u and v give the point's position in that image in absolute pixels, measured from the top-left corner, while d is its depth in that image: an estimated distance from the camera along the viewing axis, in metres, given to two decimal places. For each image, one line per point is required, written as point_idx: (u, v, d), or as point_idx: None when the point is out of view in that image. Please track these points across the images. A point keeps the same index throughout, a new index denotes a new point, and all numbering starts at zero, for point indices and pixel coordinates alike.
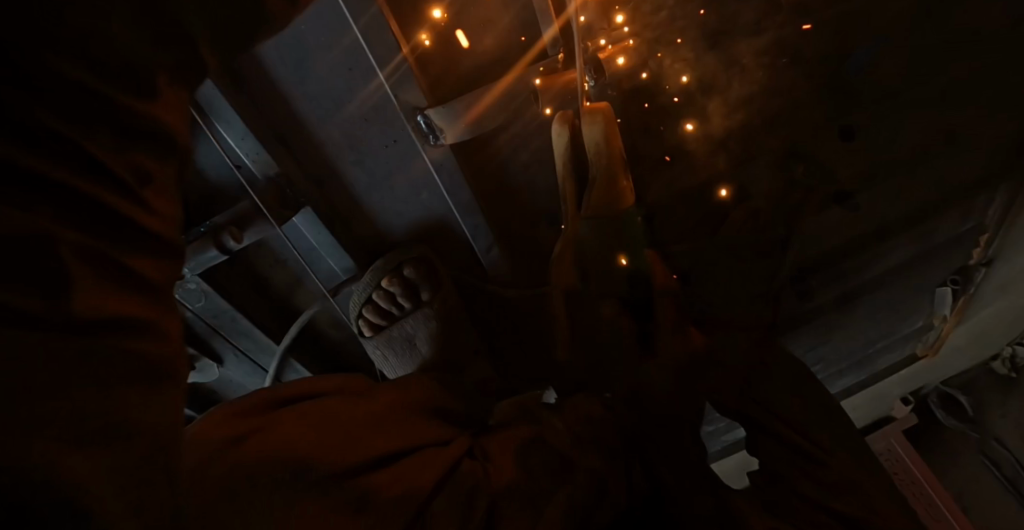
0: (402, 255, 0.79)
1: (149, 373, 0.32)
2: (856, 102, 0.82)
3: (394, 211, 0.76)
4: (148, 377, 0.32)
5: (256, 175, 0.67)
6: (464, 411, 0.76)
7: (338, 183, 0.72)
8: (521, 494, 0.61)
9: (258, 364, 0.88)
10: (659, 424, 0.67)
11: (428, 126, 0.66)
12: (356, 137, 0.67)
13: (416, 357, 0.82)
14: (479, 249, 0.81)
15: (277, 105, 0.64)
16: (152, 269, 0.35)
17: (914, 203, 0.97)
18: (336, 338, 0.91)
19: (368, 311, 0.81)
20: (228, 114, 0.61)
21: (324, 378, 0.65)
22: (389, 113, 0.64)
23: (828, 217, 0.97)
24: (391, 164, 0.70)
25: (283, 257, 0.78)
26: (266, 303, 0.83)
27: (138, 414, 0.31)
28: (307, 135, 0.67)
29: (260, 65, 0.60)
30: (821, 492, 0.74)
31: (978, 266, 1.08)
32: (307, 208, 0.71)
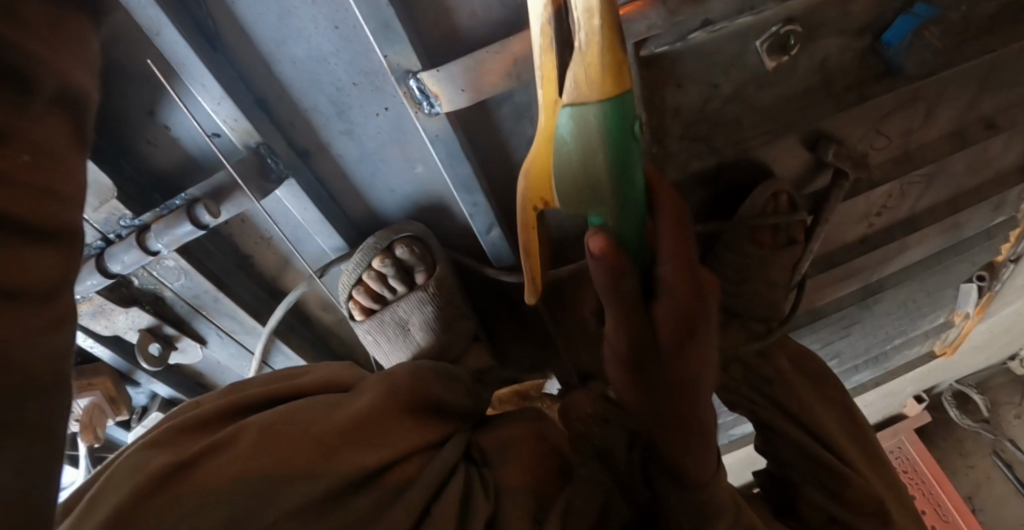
0: (395, 233, 0.73)
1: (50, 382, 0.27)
2: (899, 94, 0.82)
3: (384, 186, 0.71)
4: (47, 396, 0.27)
5: (235, 144, 0.61)
6: (461, 404, 0.71)
7: (326, 151, 0.66)
8: (519, 505, 0.58)
9: (245, 346, 0.85)
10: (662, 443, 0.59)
11: (422, 91, 0.57)
12: (326, 96, 0.60)
13: (412, 343, 0.79)
14: (478, 231, 0.74)
15: (257, 64, 0.57)
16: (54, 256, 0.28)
17: (915, 201, 1.07)
18: (327, 321, 0.88)
19: (359, 294, 0.77)
20: (195, 71, 0.54)
21: (297, 374, 0.61)
22: (381, 80, 0.58)
23: (858, 204, 1.00)
24: (384, 134, 0.64)
25: (268, 234, 0.73)
26: (253, 283, 0.79)
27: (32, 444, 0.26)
28: (291, 98, 0.60)
29: (234, 12, 0.53)
30: (829, 501, 0.75)
31: (1007, 264, 1.18)
32: (290, 180, 0.64)
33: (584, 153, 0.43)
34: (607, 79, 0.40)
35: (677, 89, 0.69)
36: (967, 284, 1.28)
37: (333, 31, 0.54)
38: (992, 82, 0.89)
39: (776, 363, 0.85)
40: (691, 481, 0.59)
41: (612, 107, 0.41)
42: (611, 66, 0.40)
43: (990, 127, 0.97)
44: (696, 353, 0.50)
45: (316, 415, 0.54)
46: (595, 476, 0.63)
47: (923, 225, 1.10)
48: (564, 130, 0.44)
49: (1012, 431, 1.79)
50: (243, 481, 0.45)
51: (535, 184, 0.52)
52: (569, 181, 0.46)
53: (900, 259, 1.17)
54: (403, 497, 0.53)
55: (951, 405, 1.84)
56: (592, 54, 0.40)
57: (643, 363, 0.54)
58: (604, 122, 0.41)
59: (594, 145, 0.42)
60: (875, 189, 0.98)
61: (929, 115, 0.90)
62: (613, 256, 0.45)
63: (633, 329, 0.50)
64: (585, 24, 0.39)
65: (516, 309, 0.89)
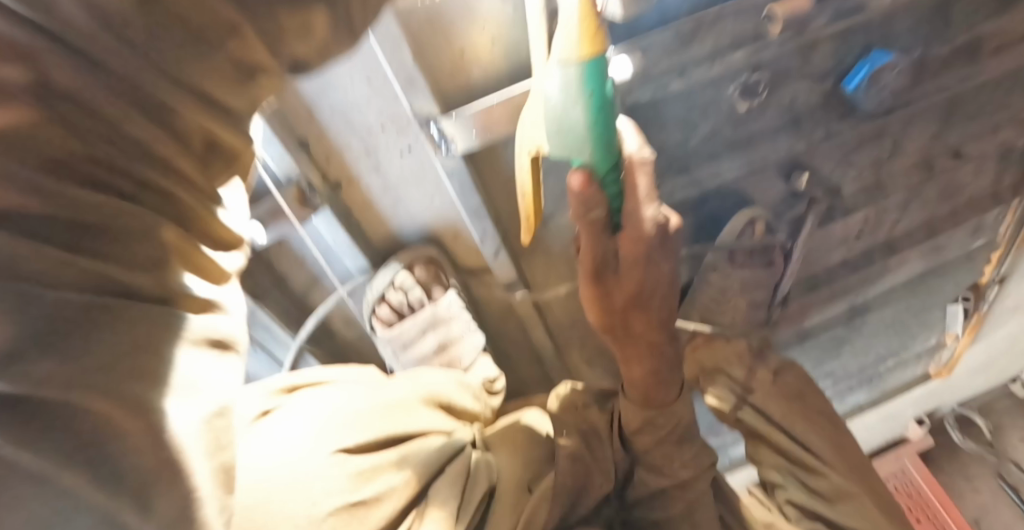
0: (414, 254, 0.83)
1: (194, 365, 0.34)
2: (864, 128, 0.91)
3: (405, 214, 0.80)
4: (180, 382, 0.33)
5: (281, 178, 0.71)
6: (467, 406, 0.80)
7: (356, 183, 0.75)
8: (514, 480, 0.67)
9: (274, 357, 0.93)
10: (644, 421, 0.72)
11: (440, 135, 0.68)
12: (359, 139, 0.69)
13: (426, 353, 0.89)
14: (486, 253, 0.84)
15: (299, 115, 0.66)
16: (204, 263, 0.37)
17: (893, 227, 1.14)
18: (347, 336, 0.96)
19: (381, 309, 0.86)
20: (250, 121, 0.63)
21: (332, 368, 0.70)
22: (406, 124, 0.67)
23: (837, 228, 1.07)
24: (407, 172, 0.73)
25: (302, 256, 0.82)
26: (284, 300, 0.87)
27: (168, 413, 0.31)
28: (328, 139, 0.69)
29: None
30: (808, 496, 0.82)
31: (992, 285, 1.27)
32: (325, 209, 0.75)
33: (567, 106, 0.44)
34: (589, 36, 0.42)
35: (661, 129, 0.79)
36: (954, 304, 1.36)
37: (365, 84, 0.62)
38: (954, 117, 0.98)
39: (759, 373, 0.93)
40: (664, 422, 0.72)
41: (594, 65, 0.43)
42: (590, 27, 0.42)
43: (956, 157, 1.05)
44: (656, 272, 0.58)
45: (352, 395, 0.63)
46: (573, 449, 0.68)
47: (901, 248, 1.17)
48: (550, 84, 0.44)
49: (1016, 454, 1.76)
50: (303, 425, 0.56)
51: (527, 135, 0.50)
52: (556, 134, 0.46)
53: (884, 281, 1.24)
54: (415, 465, 0.61)
55: (953, 428, 1.80)
56: (574, 20, 0.42)
57: (604, 277, 0.59)
58: (585, 79, 0.43)
59: (576, 97, 0.44)
60: (851, 215, 1.06)
61: (898, 149, 0.99)
62: (590, 189, 0.49)
63: (596, 251, 0.55)
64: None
65: (519, 326, 0.97)
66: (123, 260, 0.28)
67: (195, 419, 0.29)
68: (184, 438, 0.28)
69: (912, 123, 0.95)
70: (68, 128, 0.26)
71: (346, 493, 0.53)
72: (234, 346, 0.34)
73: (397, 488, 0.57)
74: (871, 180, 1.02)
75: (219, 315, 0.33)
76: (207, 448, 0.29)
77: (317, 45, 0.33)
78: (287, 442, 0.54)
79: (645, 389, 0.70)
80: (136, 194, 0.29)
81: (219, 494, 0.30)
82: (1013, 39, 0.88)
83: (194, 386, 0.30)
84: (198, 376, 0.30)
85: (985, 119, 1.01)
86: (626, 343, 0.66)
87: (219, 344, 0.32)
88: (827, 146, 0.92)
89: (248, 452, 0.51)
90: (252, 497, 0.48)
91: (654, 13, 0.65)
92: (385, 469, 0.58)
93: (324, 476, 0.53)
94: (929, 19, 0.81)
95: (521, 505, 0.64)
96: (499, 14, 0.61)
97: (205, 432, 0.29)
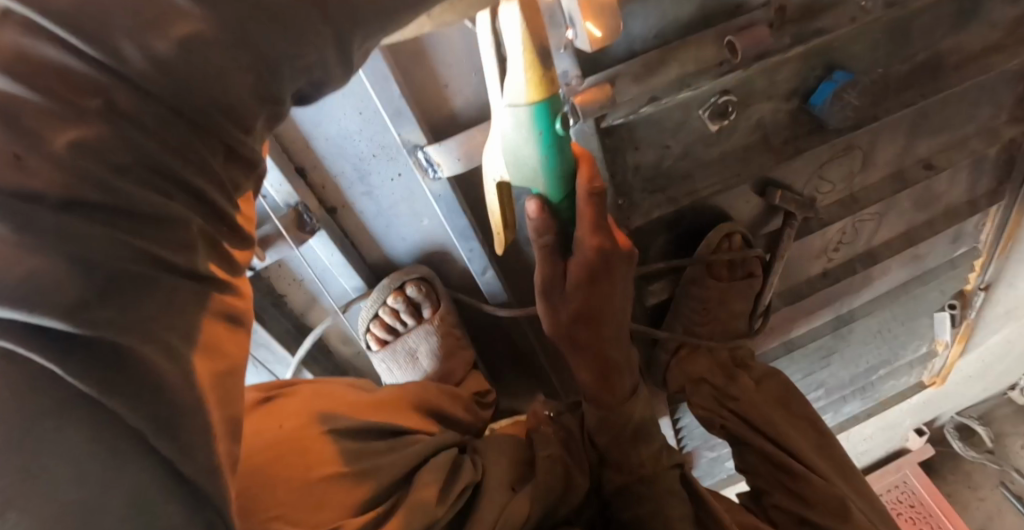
0: (407, 274, 0.86)
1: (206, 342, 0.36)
2: (836, 145, 0.96)
3: (397, 236, 0.85)
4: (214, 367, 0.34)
5: (279, 204, 0.75)
6: (460, 418, 0.83)
7: (350, 209, 0.80)
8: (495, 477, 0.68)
9: (274, 375, 0.96)
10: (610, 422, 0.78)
11: (427, 161, 0.72)
12: (352, 166, 0.74)
13: (419, 368, 0.92)
14: (475, 271, 0.88)
15: (299, 147, 0.71)
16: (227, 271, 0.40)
17: (873, 237, 1.18)
18: (345, 353, 1.00)
19: (376, 327, 0.90)
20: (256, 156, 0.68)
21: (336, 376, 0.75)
22: (395, 152, 0.73)
23: (816, 240, 1.11)
24: (397, 195, 0.78)
25: (300, 277, 0.86)
26: (285, 319, 0.91)
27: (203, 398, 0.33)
28: (323, 167, 0.74)
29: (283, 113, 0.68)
30: (793, 502, 0.84)
31: (978, 291, 1.32)
32: (321, 232, 0.78)
33: (518, 143, 0.52)
34: (535, 89, 0.47)
35: (637, 149, 0.84)
36: (940, 312, 1.39)
37: (357, 116, 0.69)
38: (922, 130, 1.02)
39: (744, 379, 0.97)
40: (617, 421, 0.79)
41: (539, 111, 0.49)
42: (536, 80, 0.47)
43: (928, 168, 1.08)
44: (600, 291, 0.64)
45: (351, 394, 0.71)
46: (551, 456, 0.72)
47: (881, 258, 1.21)
48: (507, 121, 0.50)
49: (1018, 461, 1.74)
50: (304, 409, 0.64)
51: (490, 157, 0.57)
52: (512, 164, 0.54)
53: (871, 291, 1.27)
54: (399, 463, 0.64)
55: (954, 437, 1.79)
56: (521, 73, 0.47)
57: (552, 294, 0.67)
58: (532, 120, 0.49)
59: (526, 133, 0.50)
60: (829, 227, 1.10)
61: (871, 162, 1.03)
62: (541, 215, 0.56)
63: (547, 271, 0.64)
64: (512, 51, 0.46)
65: (511, 339, 1.00)
66: (167, 260, 0.29)
67: (209, 369, 0.32)
68: (206, 373, 0.31)
69: (882, 136, 0.99)
70: (125, 137, 0.26)
71: (336, 464, 0.60)
72: (245, 323, 0.37)
73: (382, 468, 0.63)
74: (846, 193, 1.07)
75: (239, 303, 0.36)
76: (218, 400, 0.32)
77: (317, 82, 0.34)
78: (287, 422, 0.61)
79: (598, 389, 0.78)
80: (177, 196, 0.29)
81: (226, 441, 0.33)
82: (969, 56, 0.94)
83: (211, 343, 0.32)
84: (216, 339, 0.33)
85: (953, 132, 1.05)
86: (577, 353, 0.74)
87: (233, 319, 0.35)
88: (802, 161, 0.96)
89: (252, 427, 0.59)
90: (255, 463, 0.55)
91: (622, 46, 0.75)
92: (375, 452, 0.65)
93: (317, 451, 0.60)
94: (884, 40, 0.87)
95: (500, 499, 0.66)
96: (477, 49, 0.66)
97: (214, 384, 0.32)
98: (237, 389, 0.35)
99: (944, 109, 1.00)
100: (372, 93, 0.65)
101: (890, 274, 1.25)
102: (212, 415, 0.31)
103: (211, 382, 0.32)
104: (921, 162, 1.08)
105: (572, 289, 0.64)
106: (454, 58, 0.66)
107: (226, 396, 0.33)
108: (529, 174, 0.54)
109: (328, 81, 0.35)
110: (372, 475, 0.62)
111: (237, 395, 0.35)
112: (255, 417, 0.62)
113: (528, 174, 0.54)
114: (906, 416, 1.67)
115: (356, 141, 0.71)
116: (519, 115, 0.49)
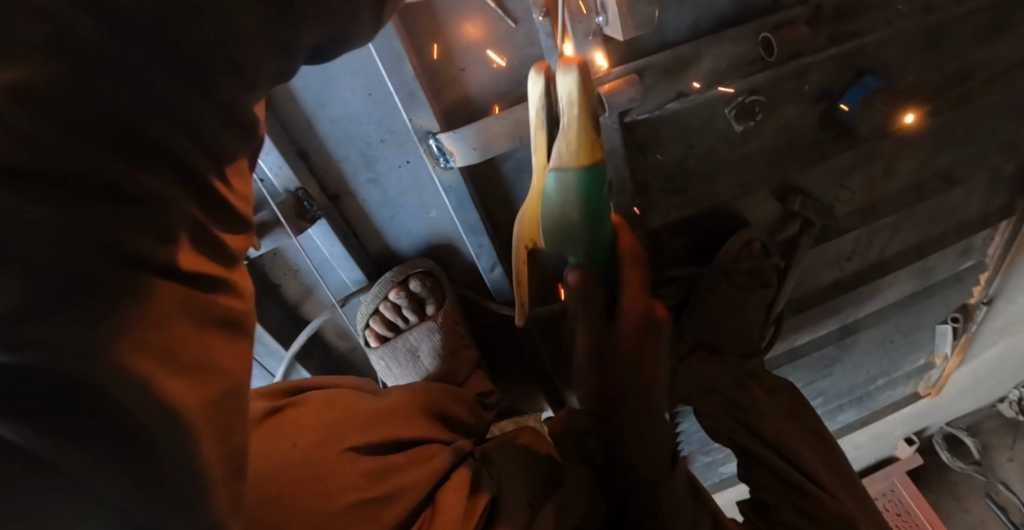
0: (409, 270, 0.83)
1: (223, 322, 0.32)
2: (858, 154, 0.92)
3: (401, 227, 0.81)
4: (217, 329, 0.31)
5: (278, 189, 0.70)
6: (464, 422, 0.80)
7: (353, 202, 0.77)
8: (517, 494, 0.66)
9: (265, 370, 0.92)
10: (645, 442, 0.72)
11: (439, 149, 0.68)
12: (358, 150, 0.70)
13: (420, 369, 0.89)
14: (482, 268, 0.85)
15: (302, 126, 0.67)
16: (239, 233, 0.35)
17: (888, 248, 1.13)
18: (341, 347, 0.95)
19: (375, 323, 0.86)
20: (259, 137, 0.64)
21: (337, 377, 0.71)
22: (405, 137, 0.69)
23: (829, 248, 1.06)
24: (404, 184, 0.75)
25: (296, 266, 0.82)
26: (279, 311, 0.87)
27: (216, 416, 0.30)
28: (326, 150, 0.70)
29: (289, 91, 0.63)
30: (803, 519, 0.80)
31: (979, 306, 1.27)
32: (322, 221, 0.74)
33: (563, 206, 0.53)
34: (584, 152, 0.48)
35: (655, 145, 0.80)
36: (943, 326, 1.33)
37: (367, 97, 0.65)
38: (944, 143, 0.98)
39: (754, 379, 0.95)
40: (654, 435, 0.72)
41: (587, 172, 0.50)
42: (585, 143, 0.48)
43: (947, 181, 1.04)
44: (639, 339, 0.66)
45: (359, 400, 0.66)
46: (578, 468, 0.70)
47: (893, 270, 1.16)
48: (554, 186, 0.51)
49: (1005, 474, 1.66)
50: (318, 422, 0.59)
51: (524, 227, 0.58)
52: (552, 228, 0.55)
53: (878, 300, 1.21)
54: (420, 476, 0.61)
55: (943, 448, 1.69)
56: (573, 133, 0.47)
57: (596, 333, 0.68)
58: (580, 182, 0.50)
59: (572, 197, 0.51)
60: (843, 236, 1.05)
61: (891, 171, 0.99)
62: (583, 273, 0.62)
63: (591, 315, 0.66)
64: (566, 112, 0.47)
65: (514, 339, 0.97)
66: (126, 248, 0.24)
67: (197, 397, 0.28)
68: (183, 417, 0.27)
69: (906, 143, 0.94)
70: (78, 84, 0.21)
71: (359, 492, 0.55)
72: (244, 328, 0.33)
73: (406, 491, 0.59)
74: (864, 202, 1.02)
75: (238, 304, 0.32)
76: (215, 434, 0.29)
77: (340, 44, 0.30)
78: (301, 439, 0.56)
79: (632, 440, 0.72)
80: (154, 164, 0.25)
81: (224, 483, 0.31)
82: (997, 69, 0.90)
83: (202, 364, 0.29)
84: (213, 355, 0.30)
85: (976, 142, 1.00)
86: (607, 399, 0.74)
87: (232, 324, 0.32)
88: (824, 167, 0.92)
89: (262, 442, 0.54)
90: (267, 494, 0.50)
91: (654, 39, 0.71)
92: (395, 471, 0.61)
93: (337, 475, 0.55)
94: (922, 46, 0.82)
95: (526, 518, 0.64)
96: (502, 32, 0.63)
97: (211, 414, 0.29)
98: (239, 405, 0.32)
99: (969, 119, 0.96)
100: (386, 68, 0.61)
101: (898, 284, 1.20)
102: (202, 454, 0.28)
103: (203, 411, 0.28)
104: (940, 175, 1.03)
105: (614, 337, 0.67)
106: (480, 38, 0.62)
107: (223, 431, 0.30)
108: (572, 226, 0.55)
109: (352, 41, 0.30)
110: (394, 496, 0.58)
111: (240, 423, 0.32)
112: (263, 431, 0.56)
113: (568, 227, 0.55)
114: (901, 429, 1.63)
115: (363, 123, 0.68)
116: (567, 176, 0.50)
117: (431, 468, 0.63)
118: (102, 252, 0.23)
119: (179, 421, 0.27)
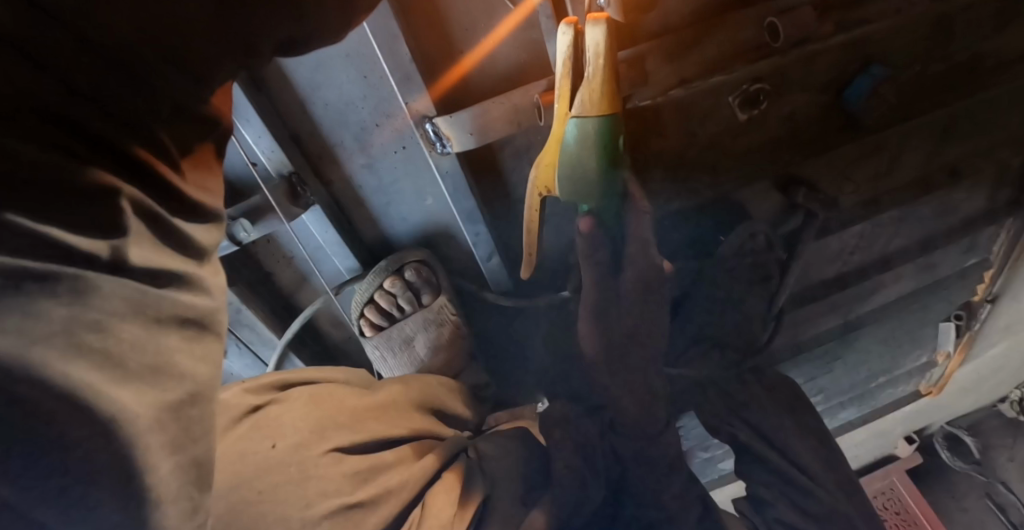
0: (408, 256, 0.84)
1: (182, 320, 0.34)
2: (864, 146, 0.88)
3: (397, 215, 0.82)
4: (180, 326, 0.33)
5: (270, 173, 0.71)
6: (460, 414, 0.79)
7: (344, 188, 0.78)
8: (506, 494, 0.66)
9: (258, 358, 0.92)
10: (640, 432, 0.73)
11: (436, 133, 0.69)
12: (352, 135, 0.71)
13: (413, 356, 0.88)
14: (480, 257, 0.86)
15: (294, 110, 0.68)
16: (194, 230, 0.36)
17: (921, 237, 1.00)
18: (336, 336, 0.95)
19: (369, 311, 0.86)
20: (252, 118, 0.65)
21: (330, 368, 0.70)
22: (402, 123, 0.70)
23: (830, 244, 0.99)
24: (398, 169, 0.75)
25: (291, 253, 0.82)
26: (272, 298, 0.87)
27: (168, 419, 0.31)
28: (318, 137, 0.71)
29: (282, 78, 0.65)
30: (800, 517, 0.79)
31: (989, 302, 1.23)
32: (315, 207, 0.75)
33: (579, 152, 0.55)
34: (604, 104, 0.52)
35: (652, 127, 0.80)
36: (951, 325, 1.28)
37: (362, 80, 0.66)
38: (954, 135, 0.90)
39: (754, 375, 0.94)
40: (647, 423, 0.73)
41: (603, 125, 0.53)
42: (607, 95, 0.52)
43: (951, 174, 0.94)
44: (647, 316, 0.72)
45: (349, 394, 0.64)
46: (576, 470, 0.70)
47: (894, 265, 1.03)
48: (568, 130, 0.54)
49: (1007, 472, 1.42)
50: (303, 420, 0.57)
51: (542, 175, 0.62)
52: (568, 174, 0.58)
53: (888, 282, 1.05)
54: (407, 477, 0.61)
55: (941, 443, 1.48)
56: (596, 81, 0.52)
57: (608, 314, 0.72)
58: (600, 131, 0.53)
59: (590, 148, 0.54)
60: (848, 229, 0.97)
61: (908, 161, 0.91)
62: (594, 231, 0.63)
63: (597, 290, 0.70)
64: (592, 61, 0.51)
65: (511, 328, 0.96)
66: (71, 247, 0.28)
67: (157, 404, 0.30)
68: (138, 428, 0.29)
69: None
70: None
71: (343, 495, 0.55)
72: (214, 328, 0.36)
73: (392, 493, 0.58)
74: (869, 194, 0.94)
75: (197, 304, 0.35)
76: (169, 443, 0.31)
77: None
78: (281, 440, 0.54)
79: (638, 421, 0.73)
80: None
81: (179, 486, 0.33)
82: None
83: (162, 367, 0.31)
84: (162, 363, 0.31)
85: (999, 128, 0.90)
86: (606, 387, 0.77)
87: (191, 323, 0.34)
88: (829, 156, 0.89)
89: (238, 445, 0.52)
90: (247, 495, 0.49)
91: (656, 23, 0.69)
92: (384, 470, 0.60)
93: (321, 475, 0.54)
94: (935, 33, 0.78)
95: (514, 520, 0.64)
96: (501, 17, 0.63)
97: (164, 419, 0.31)
98: (198, 410, 0.33)
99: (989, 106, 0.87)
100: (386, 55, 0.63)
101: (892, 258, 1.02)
102: (156, 461, 0.30)
103: (157, 417, 0.30)
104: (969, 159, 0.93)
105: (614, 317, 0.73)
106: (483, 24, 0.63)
107: (187, 434, 0.33)
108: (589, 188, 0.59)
109: None
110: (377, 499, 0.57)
111: (201, 427, 0.34)
112: (243, 429, 0.54)
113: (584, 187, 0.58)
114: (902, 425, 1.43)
115: (358, 108, 0.68)
116: (585, 125, 0.53)
117: (419, 467, 0.62)
118: (51, 249, 0.28)
119: (124, 431, 0.29)
